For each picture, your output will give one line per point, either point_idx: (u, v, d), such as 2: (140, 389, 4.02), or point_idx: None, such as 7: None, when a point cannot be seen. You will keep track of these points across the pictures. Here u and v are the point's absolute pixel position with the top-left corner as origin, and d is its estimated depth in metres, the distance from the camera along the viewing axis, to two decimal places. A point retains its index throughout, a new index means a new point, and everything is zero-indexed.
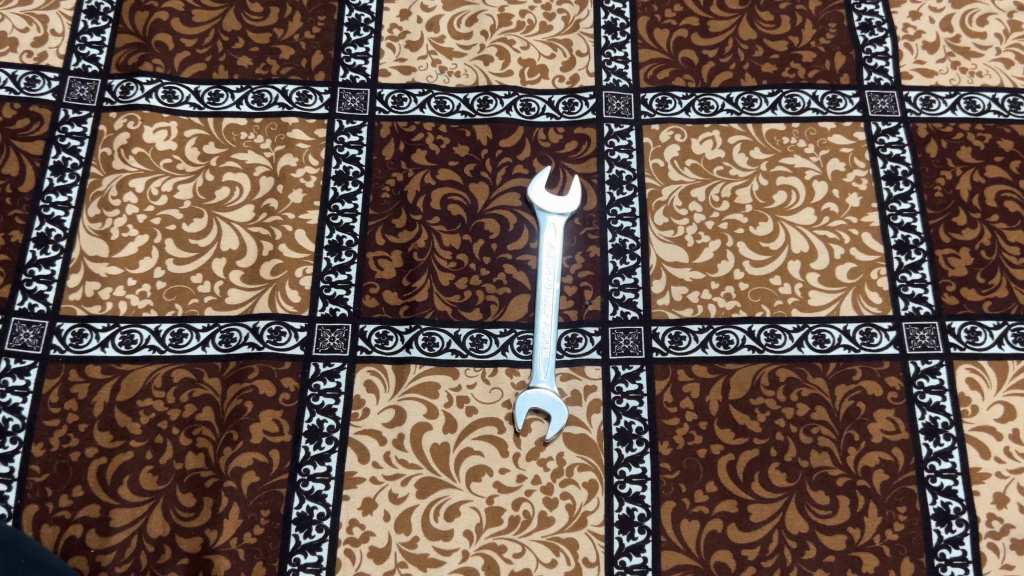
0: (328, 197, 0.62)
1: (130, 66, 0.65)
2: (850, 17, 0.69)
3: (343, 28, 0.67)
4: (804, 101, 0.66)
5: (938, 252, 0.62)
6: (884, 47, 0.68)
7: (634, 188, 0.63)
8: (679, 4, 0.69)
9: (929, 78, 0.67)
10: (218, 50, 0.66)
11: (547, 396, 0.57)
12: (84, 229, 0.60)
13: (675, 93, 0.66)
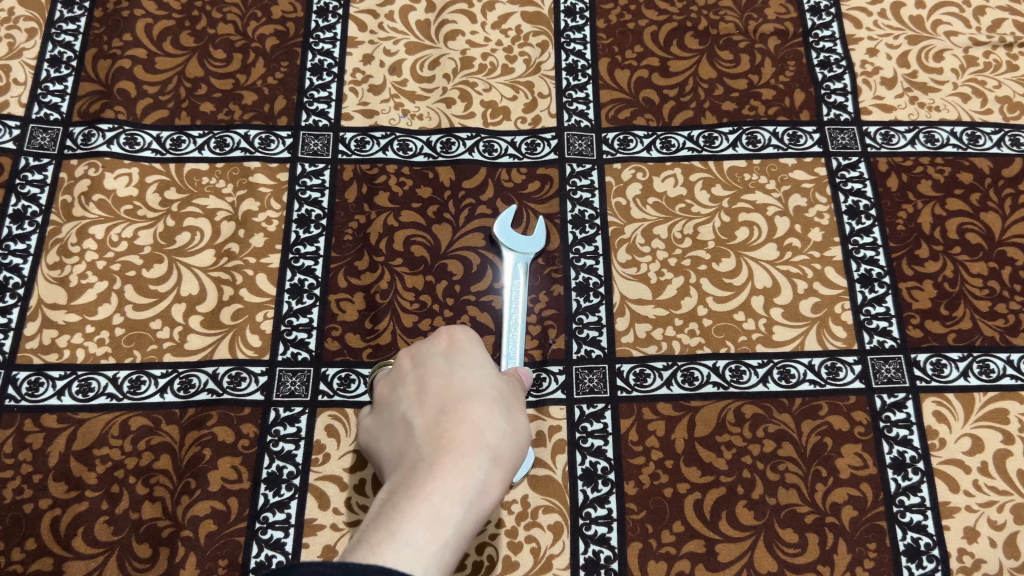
0: (290, 241, 0.62)
1: (92, 114, 0.65)
2: (809, 54, 0.70)
3: (306, 73, 0.68)
4: (765, 138, 0.66)
5: (901, 285, 0.62)
6: (843, 84, 0.69)
7: (597, 227, 0.63)
8: (639, 45, 0.70)
9: (888, 114, 0.68)
10: (180, 97, 0.66)
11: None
12: (42, 276, 0.60)
13: (637, 132, 0.67)
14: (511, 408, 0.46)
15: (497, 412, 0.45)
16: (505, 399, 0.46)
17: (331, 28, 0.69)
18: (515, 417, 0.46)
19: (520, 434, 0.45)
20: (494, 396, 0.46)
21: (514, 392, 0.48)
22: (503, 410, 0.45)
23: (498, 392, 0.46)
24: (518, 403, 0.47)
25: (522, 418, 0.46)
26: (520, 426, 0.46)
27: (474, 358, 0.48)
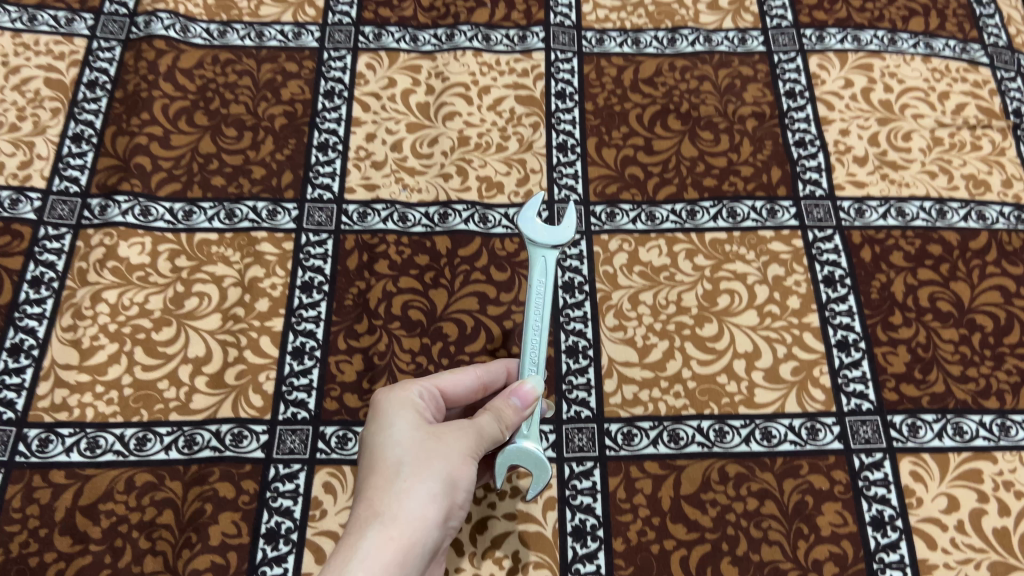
0: (293, 305, 0.65)
1: (108, 186, 0.69)
2: (784, 134, 0.74)
3: (312, 150, 0.72)
4: (744, 212, 0.70)
5: (877, 349, 0.65)
6: (817, 162, 0.73)
7: (586, 293, 0.67)
8: (625, 126, 0.74)
9: (861, 189, 0.71)
10: (193, 171, 0.70)
11: (529, 453, 0.53)
12: (56, 338, 0.63)
13: (623, 205, 0.71)
14: (433, 453, 0.48)
15: (403, 469, 0.47)
16: (429, 446, 0.48)
17: (337, 109, 0.74)
18: (433, 462, 0.47)
19: (433, 481, 0.47)
20: (405, 451, 0.48)
21: (441, 433, 0.49)
22: (413, 462, 0.48)
23: (418, 442, 0.48)
24: (453, 437, 0.49)
25: (445, 456, 0.48)
26: (439, 468, 0.47)
27: (399, 410, 0.50)
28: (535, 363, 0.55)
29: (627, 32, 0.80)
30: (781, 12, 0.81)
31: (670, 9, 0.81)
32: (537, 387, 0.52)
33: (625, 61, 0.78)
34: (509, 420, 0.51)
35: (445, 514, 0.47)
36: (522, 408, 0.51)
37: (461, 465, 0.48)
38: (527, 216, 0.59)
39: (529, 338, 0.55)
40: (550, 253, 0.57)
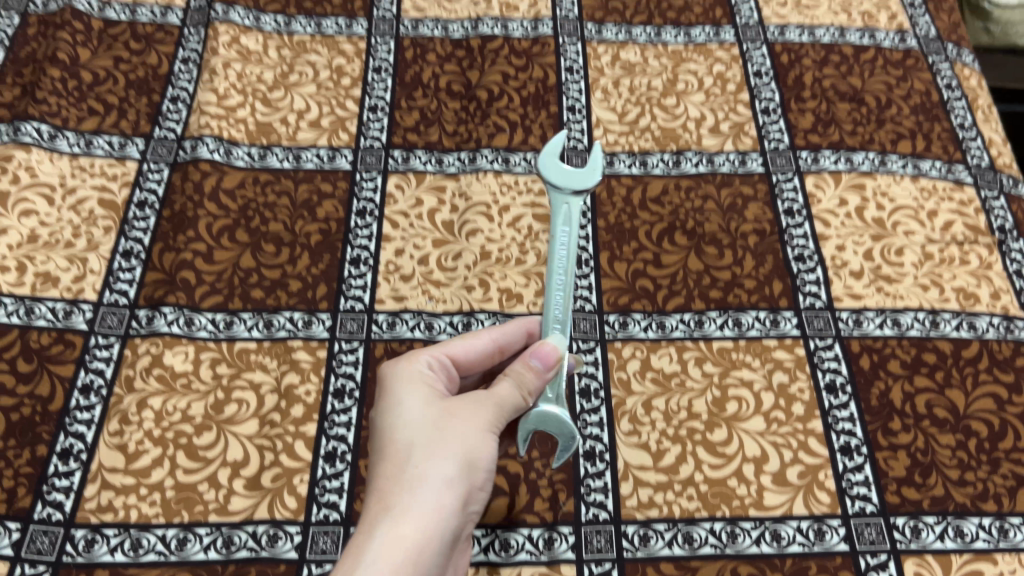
0: (325, 411, 0.69)
1: (155, 298, 0.74)
2: (784, 249, 0.79)
3: (345, 264, 0.77)
4: (748, 321, 0.75)
5: (878, 453, 0.68)
6: (816, 275, 0.78)
7: (601, 398, 0.71)
8: (635, 241, 0.80)
9: (857, 301, 0.76)
10: (234, 284, 0.75)
11: (550, 414, 0.62)
12: (103, 443, 0.67)
13: (635, 315, 0.75)
14: (440, 440, 0.55)
15: (415, 453, 0.54)
16: (436, 434, 0.55)
17: (368, 226, 0.80)
18: (441, 449, 0.54)
19: (443, 461, 0.54)
20: (417, 434, 0.55)
21: (452, 418, 0.56)
22: (424, 446, 0.54)
23: (424, 430, 0.55)
24: (459, 425, 0.56)
25: (453, 443, 0.55)
26: (448, 454, 0.54)
27: (408, 390, 0.57)
28: (558, 321, 0.61)
29: (635, 154, 0.86)
30: (779, 135, 0.87)
31: (675, 133, 0.87)
32: (559, 346, 0.60)
33: (633, 182, 0.84)
34: (519, 392, 0.58)
35: (459, 495, 0.54)
36: (545, 368, 0.59)
37: (469, 448, 0.55)
38: (550, 155, 0.61)
39: (552, 297, 0.61)
40: (573, 200, 0.60)
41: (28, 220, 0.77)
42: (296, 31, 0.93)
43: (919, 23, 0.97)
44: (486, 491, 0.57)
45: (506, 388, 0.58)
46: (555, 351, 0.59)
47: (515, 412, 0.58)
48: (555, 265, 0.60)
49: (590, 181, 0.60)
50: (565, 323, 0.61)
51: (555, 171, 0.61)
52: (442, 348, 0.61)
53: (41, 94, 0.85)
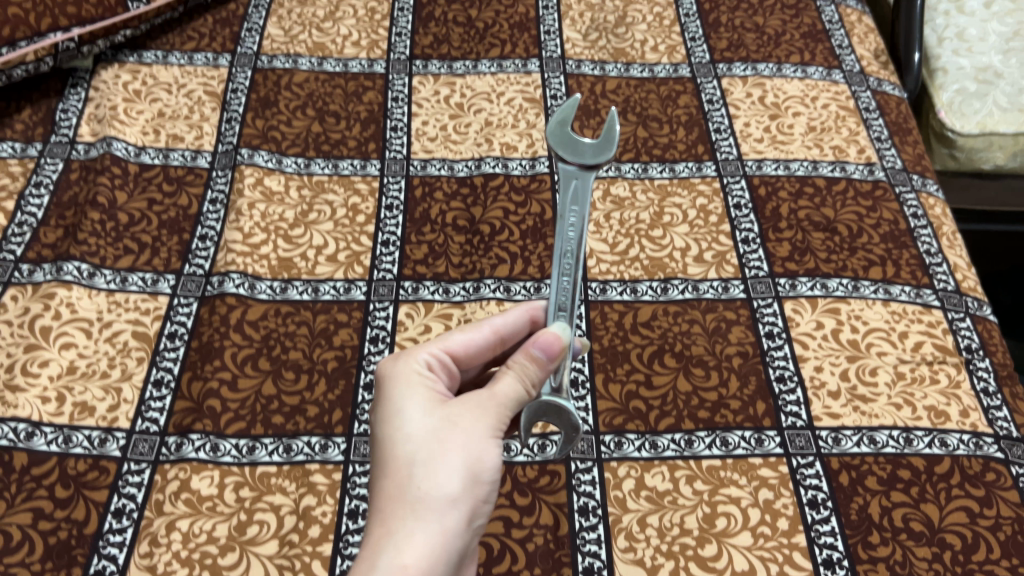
0: (340, 531, 0.74)
1: (184, 425, 0.80)
2: (766, 370, 0.85)
3: (359, 389, 0.83)
4: (735, 440, 0.80)
5: (859, 566, 0.73)
6: (796, 394, 0.83)
7: (598, 516, 0.76)
8: (628, 364, 0.86)
9: (836, 419, 0.82)
10: (257, 410, 0.81)
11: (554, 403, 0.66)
12: (134, 564, 0.72)
13: (629, 435, 0.81)
14: (442, 452, 0.58)
15: (415, 470, 0.57)
16: (439, 446, 0.58)
17: (380, 352, 0.86)
18: (443, 463, 0.58)
19: (442, 477, 0.57)
20: (417, 450, 0.58)
21: (451, 429, 0.59)
22: (424, 462, 0.58)
23: (425, 443, 0.59)
24: (460, 436, 0.59)
25: (456, 454, 0.58)
26: (450, 468, 0.58)
27: (409, 402, 0.61)
28: (560, 310, 0.67)
29: (626, 282, 0.93)
30: (759, 263, 0.94)
31: (662, 261, 0.95)
32: (560, 334, 0.64)
33: (625, 307, 0.91)
34: (518, 389, 0.62)
35: (464, 507, 0.58)
36: (548, 358, 0.63)
37: (471, 459, 0.59)
38: (559, 126, 0.64)
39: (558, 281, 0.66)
40: (583, 175, 0.63)
41: (68, 352, 0.84)
42: (315, 173, 1.02)
43: (886, 156, 1.06)
44: (493, 498, 0.61)
45: (504, 394, 0.62)
46: (558, 340, 0.64)
47: (514, 411, 0.62)
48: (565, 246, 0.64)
49: (605, 154, 0.63)
50: (566, 312, 0.67)
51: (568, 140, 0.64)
52: (442, 343, 0.67)
53: (82, 235, 0.93)
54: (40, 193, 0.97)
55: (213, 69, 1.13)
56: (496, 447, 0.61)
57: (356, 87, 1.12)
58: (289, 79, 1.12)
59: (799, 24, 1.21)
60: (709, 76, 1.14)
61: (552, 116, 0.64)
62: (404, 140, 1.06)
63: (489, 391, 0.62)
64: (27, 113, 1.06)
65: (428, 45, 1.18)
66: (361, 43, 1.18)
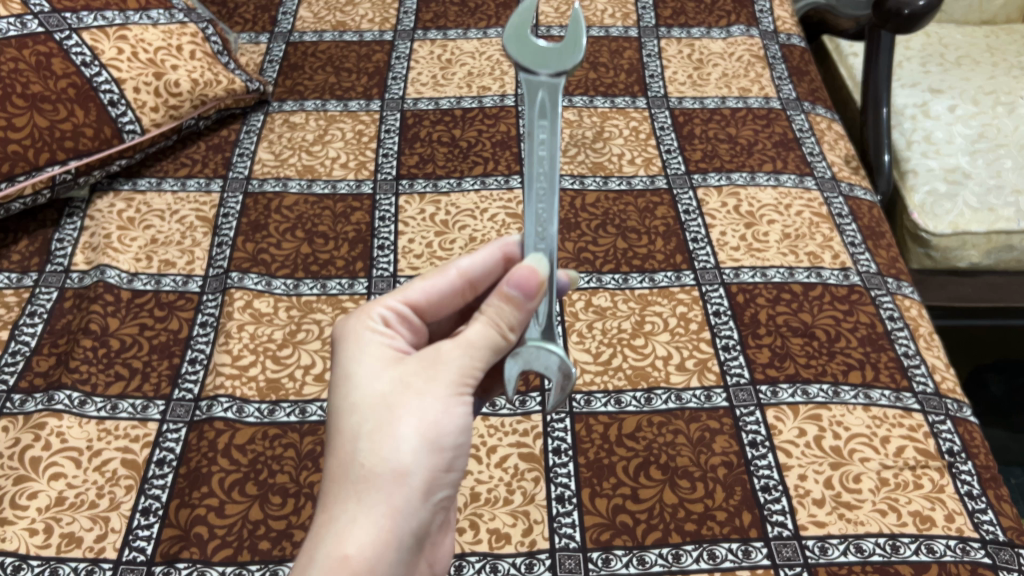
0: None
1: (171, 553, 0.80)
2: (751, 479, 0.86)
3: None
4: (722, 553, 0.80)
5: None
6: (781, 504, 0.84)
7: None
8: (613, 476, 0.86)
9: (821, 528, 0.82)
10: (243, 536, 0.81)
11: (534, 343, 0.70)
12: None
13: (616, 550, 0.81)
14: (389, 422, 0.62)
15: (359, 451, 0.62)
16: (387, 417, 0.62)
17: None
18: (390, 434, 0.62)
19: (385, 456, 0.61)
20: (363, 428, 0.62)
21: (398, 400, 0.63)
22: (369, 440, 0.62)
23: (373, 414, 0.63)
24: (408, 403, 0.63)
25: (403, 423, 0.62)
26: (396, 438, 0.62)
27: (362, 370, 0.66)
28: (539, 237, 0.71)
29: (610, 392, 0.94)
30: (740, 369, 0.95)
31: (645, 371, 0.96)
32: (536, 268, 0.65)
33: (610, 418, 0.91)
34: (487, 335, 0.65)
35: (414, 475, 0.62)
36: (529, 294, 0.65)
37: (421, 425, 0.62)
38: (519, 40, 0.70)
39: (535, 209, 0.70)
40: (552, 83, 0.69)
41: (56, 482, 0.85)
42: (303, 293, 1.04)
43: (860, 260, 1.08)
44: (457, 455, 0.65)
45: (463, 351, 0.65)
46: (536, 270, 0.65)
47: (479, 363, 0.65)
48: (537, 166, 0.69)
49: (571, 58, 0.68)
50: (545, 239, 0.71)
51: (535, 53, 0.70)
52: (401, 295, 0.72)
53: (74, 363, 0.94)
54: (34, 322, 1.00)
55: (205, 194, 1.17)
56: (456, 406, 0.64)
57: (344, 208, 1.16)
58: (279, 202, 1.16)
59: (771, 133, 1.26)
60: (685, 186, 1.18)
61: (510, 34, 0.71)
62: (391, 258, 1.09)
63: (451, 346, 0.65)
64: (24, 244, 1.09)
65: (413, 164, 1.23)
66: (349, 164, 1.22)
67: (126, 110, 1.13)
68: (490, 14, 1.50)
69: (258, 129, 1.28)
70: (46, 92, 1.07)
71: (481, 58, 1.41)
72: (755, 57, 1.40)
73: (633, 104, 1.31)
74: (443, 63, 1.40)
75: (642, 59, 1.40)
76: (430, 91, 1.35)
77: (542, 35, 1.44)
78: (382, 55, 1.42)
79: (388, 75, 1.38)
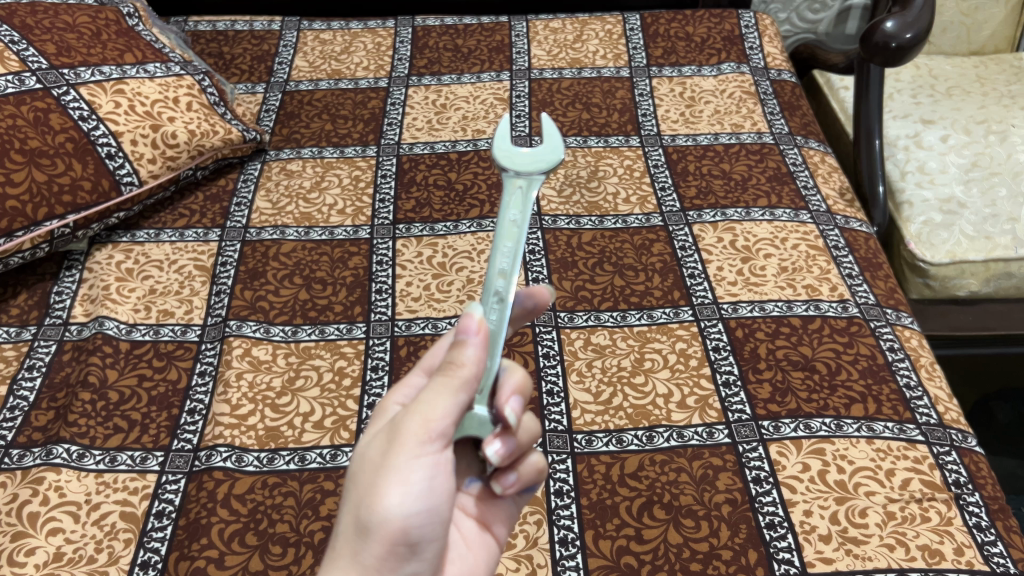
0: None
1: None
2: (756, 517, 0.85)
3: None
4: None
5: None
6: (787, 541, 0.83)
7: None
8: (617, 517, 0.85)
9: (829, 564, 0.80)
10: None
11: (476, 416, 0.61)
12: None
13: None
14: (356, 496, 0.59)
15: (346, 519, 0.60)
16: (357, 490, 0.59)
17: None
18: (356, 508, 0.59)
19: (361, 525, 0.58)
20: (350, 496, 0.60)
21: (375, 467, 0.59)
22: (351, 508, 0.60)
23: (353, 485, 0.60)
24: (373, 474, 0.59)
25: (365, 498, 0.58)
26: (358, 512, 0.58)
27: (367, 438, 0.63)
28: (498, 296, 0.63)
29: (612, 431, 0.93)
30: (741, 405, 0.95)
31: (645, 409, 0.95)
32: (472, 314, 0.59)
33: (611, 458, 0.91)
34: (444, 387, 0.58)
35: (371, 551, 0.59)
36: (493, 439, 0.60)
37: (374, 500, 0.58)
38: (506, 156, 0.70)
39: (493, 280, 0.63)
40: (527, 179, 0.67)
41: (55, 538, 0.84)
42: (302, 339, 1.04)
43: (859, 292, 1.08)
44: (432, 519, 0.59)
45: (418, 411, 0.57)
46: (474, 319, 0.59)
47: (437, 416, 0.57)
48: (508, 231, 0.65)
49: (535, 163, 0.69)
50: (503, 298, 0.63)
51: (500, 158, 0.70)
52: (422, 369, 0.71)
53: (73, 416, 0.94)
54: (33, 375, 1.00)
55: (203, 244, 1.17)
56: (417, 471, 0.58)
57: (342, 254, 1.16)
58: (276, 250, 1.16)
59: (764, 168, 1.26)
60: (681, 223, 1.18)
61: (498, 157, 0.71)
62: (389, 302, 1.10)
63: (414, 402, 0.59)
64: (23, 297, 1.10)
65: (410, 209, 1.23)
66: (346, 211, 1.23)
67: (124, 162, 1.14)
68: (483, 59, 1.52)
69: (255, 177, 1.29)
70: (44, 147, 1.08)
71: (476, 102, 1.42)
72: (746, 93, 1.41)
73: (627, 143, 1.32)
74: (438, 108, 1.41)
75: (635, 99, 1.41)
76: (425, 136, 1.36)
77: (535, 78, 1.46)
78: (377, 102, 1.43)
79: (383, 122, 1.39)
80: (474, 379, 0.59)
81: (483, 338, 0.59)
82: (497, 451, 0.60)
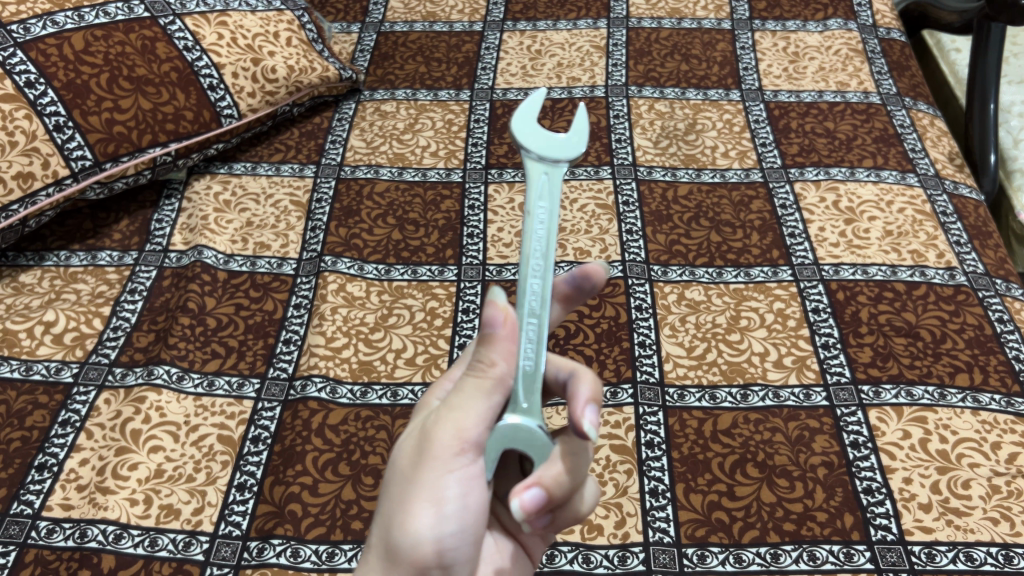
0: None
1: (266, 530, 0.81)
2: (853, 481, 0.83)
3: None
4: (823, 554, 0.78)
5: None
6: (885, 507, 0.81)
7: None
8: (709, 472, 0.84)
9: (928, 534, 0.79)
10: (336, 515, 0.81)
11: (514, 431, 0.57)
12: None
13: (712, 547, 0.79)
14: (392, 507, 0.58)
15: (382, 526, 0.59)
16: (389, 505, 0.59)
17: None
18: (388, 531, 0.58)
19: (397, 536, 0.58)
20: (387, 504, 0.59)
21: (410, 477, 0.58)
22: (388, 517, 0.59)
23: (387, 495, 0.60)
24: (406, 486, 0.58)
25: (402, 511, 0.58)
26: (390, 535, 0.58)
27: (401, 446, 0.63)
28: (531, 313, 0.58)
29: (705, 387, 0.92)
30: (840, 368, 0.93)
31: (741, 366, 0.93)
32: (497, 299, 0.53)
33: (704, 414, 0.89)
34: (475, 387, 0.55)
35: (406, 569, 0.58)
36: (522, 488, 0.56)
37: (408, 516, 0.57)
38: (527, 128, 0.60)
39: (527, 285, 0.58)
40: (551, 168, 0.58)
41: (156, 455, 0.86)
42: (395, 278, 1.05)
43: (967, 260, 1.04)
44: (465, 537, 0.59)
45: (449, 421, 0.56)
46: (497, 309, 0.53)
47: (469, 425, 0.56)
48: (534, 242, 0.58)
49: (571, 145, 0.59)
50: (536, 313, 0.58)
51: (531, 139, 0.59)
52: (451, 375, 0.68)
53: (173, 339, 0.96)
54: (135, 299, 1.02)
55: (299, 179, 1.18)
56: (449, 486, 0.57)
57: (434, 196, 1.16)
58: (370, 189, 1.17)
59: (870, 128, 1.22)
60: (782, 180, 1.15)
61: (517, 126, 0.60)
62: (480, 246, 1.09)
63: (444, 408, 0.57)
64: (125, 223, 1.12)
65: (503, 154, 1.22)
66: (439, 153, 1.23)
67: (225, 94, 1.15)
68: (580, 6, 1.49)
69: (350, 117, 1.30)
70: (150, 75, 1.09)
71: (571, 49, 1.39)
72: (854, 51, 1.36)
73: (727, 97, 1.29)
74: (532, 54, 1.39)
75: (736, 51, 1.37)
76: (519, 81, 1.34)
77: (633, 27, 1.43)
78: (471, 46, 1.42)
79: (477, 66, 1.38)
80: (507, 377, 0.55)
81: (510, 330, 0.54)
82: (523, 502, 0.56)
